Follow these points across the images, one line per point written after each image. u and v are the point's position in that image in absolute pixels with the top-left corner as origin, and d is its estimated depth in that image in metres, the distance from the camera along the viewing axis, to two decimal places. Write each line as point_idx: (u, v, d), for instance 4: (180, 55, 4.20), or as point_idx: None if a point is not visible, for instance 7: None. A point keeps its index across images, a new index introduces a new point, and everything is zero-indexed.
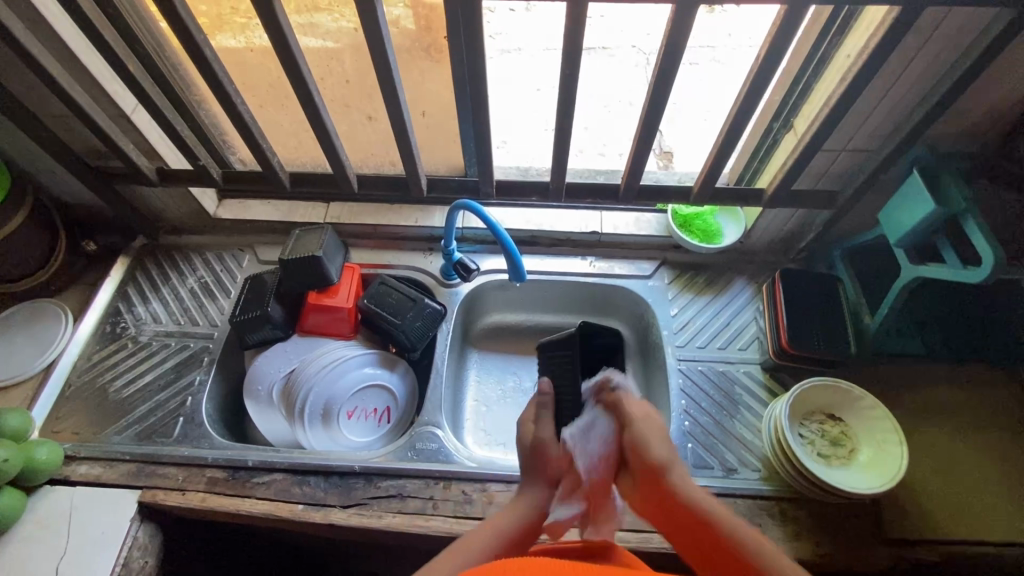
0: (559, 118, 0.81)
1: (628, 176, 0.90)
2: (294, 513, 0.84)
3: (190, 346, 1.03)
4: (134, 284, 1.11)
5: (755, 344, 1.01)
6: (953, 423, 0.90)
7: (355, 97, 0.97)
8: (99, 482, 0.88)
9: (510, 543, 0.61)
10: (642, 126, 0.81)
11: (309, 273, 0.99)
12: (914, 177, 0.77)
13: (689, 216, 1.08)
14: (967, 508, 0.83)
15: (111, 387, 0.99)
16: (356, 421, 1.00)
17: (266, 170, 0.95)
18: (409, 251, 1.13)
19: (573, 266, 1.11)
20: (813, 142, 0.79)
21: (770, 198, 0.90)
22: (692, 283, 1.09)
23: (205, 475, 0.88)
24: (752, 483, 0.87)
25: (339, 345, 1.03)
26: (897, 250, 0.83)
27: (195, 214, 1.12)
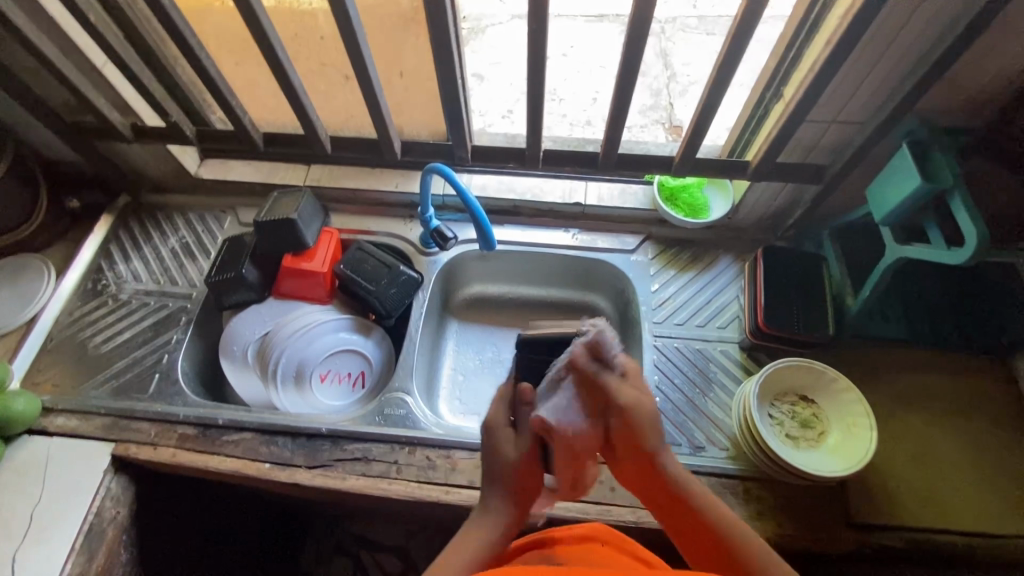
0: (531, 79, 0.77)
1: (607, 144, 0.87)
2: (260, 472, 0.86)
3: (169, 306, 1.04)
4: (116, 242, 1.11)
5: (734, 323, 0.99)
6: (933, 410, 0.87)
7: (331, 56, 0.94)
8: (75, 434, 0.90)
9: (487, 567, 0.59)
10: (617, 91, 0.77)
11: (284, 236, 0.98)
12: (903, 152, 0.73)
13: (675, 189, 1.05)
14: (937, 497, 0.81)
15: (90, 343, 1.00)
16: (330, 385, 1.01)
17: (238, 129, 0.94)
18: (390, 217, 1.11)
19: (555, 237, 1.08)
20: (796, 112, 0.75)
21: (754, 171, 0.86)
22: (676, 259, 1.06)
23: (176, 431, 0.90)
24: (718, 462, 0.86)
25: (314, 309, 1.02)
26: (883, 228, 0.79)
27: (175, 173, 1.11)
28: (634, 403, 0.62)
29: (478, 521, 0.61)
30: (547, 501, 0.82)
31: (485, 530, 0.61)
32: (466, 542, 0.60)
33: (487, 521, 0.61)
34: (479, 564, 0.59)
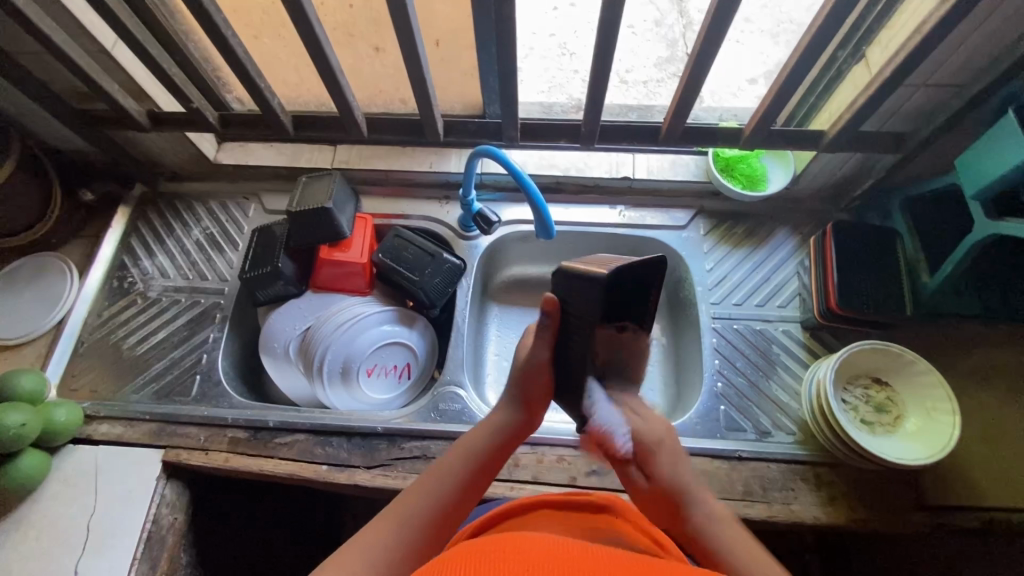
0: (597, 48, 0.70)
1: (673, 116, 0.80)
2: (318, 474, 0.83)
3: (201, 302, 0.99)
4: (137, 235, 1.06)
5: (796, 301, 0.95)
6: (1007, 386, 0.85)
7: (360, 26, 0.85)
8: (121, 441, 0.87)
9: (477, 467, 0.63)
10: (692, 60, 0.70)
11: (320, 226, 0.92)
12: (1006, 120, 0.67)
13: (731, 159, 0.98)
14: (1016, 480, 0.79)
15: (124, 345, 0.96)
16: (376, 378, 0.97)
17: (265, 112, 0.87)
18: (424, 199, 1.05)
19: (602, 216, 1.03)
20: (890, 79, 0.69)
21: (830, 142, 0.80)
22: (730, 234, 1.01)
23: (227, 435, 0.87)
24: (787, 448, 0.83)
25: (354, 301, 0.98)
26: (973, 203, 0.74)
27: (194, 158, 1.04)
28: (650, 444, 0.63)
29: (475, 445, 0.65)
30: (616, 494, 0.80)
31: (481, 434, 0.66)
32: (439, 468, 0.62)
33: (477, 448, 0.64)
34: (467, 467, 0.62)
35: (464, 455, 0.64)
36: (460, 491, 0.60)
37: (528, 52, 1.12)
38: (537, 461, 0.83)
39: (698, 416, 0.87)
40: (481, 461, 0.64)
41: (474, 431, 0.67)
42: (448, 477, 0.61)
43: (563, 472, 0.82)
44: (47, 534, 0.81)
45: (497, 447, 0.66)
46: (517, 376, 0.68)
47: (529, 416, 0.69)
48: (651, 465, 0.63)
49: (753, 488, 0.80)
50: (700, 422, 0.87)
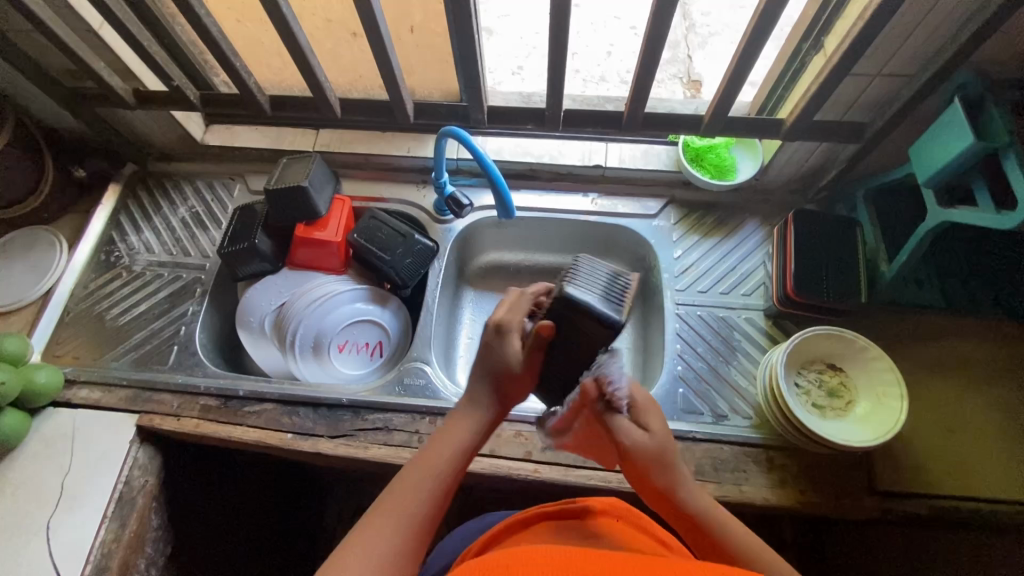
0: (553, 29, 0.73)
1: (633, 102, 0.83)
2: (283, 442, 0.86)
3: (183, 277, 1.03)
4: (126, 212, 1.10)
5: (760, 290, 0.96)
6: (968, 377, 0.85)
7: (337, 11, 0.88)
8: (99, 406, 0.91)
9: (461, 461, 0.61)
10: (646, 43, 0.73)
11: (296, 204, 0.95)
12: (954, 107, 0.68)
13: (701, 149, 0.99)
14: (967, 467, 0.79)
15: (107, 315, 1.00)
16: (347, 355, 1.00)
17: (244, 92, 0.90)
18: (402, 183, 1.08)
19: (574, 203, 1.05)
20: (840, 65, 0.70)
21: (789, 131, 0.82)
22: (700, 223, 1.02)
23: (199, 402, 0.90)
24: (742, 431, 0.85)
25: (329, 279, 1.01)
26: (926, 191, 0.75)
27: (182, 139, 1.08)
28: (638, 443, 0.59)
29: (454, 443, 0.62)
30: (569, 471, 0.82)
31: (466, 425, 0.63)
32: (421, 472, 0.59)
33: (460, 440, 0.62)
34: (453, 468, 0.60)
35: (451, 448, 0.61)
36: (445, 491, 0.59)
37: (531, 49, 1.14)
38: (495, 436, 0.85)
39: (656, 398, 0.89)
40: (461, 463, 0.61)
41: (448, 427, 0.63)
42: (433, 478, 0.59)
43: (520, 447, 0.84)
44: (23, 491, 0.84)
45: (472, 445, 0.63)
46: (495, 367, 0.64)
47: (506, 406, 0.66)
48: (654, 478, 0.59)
49: (705, 469, 0.82)
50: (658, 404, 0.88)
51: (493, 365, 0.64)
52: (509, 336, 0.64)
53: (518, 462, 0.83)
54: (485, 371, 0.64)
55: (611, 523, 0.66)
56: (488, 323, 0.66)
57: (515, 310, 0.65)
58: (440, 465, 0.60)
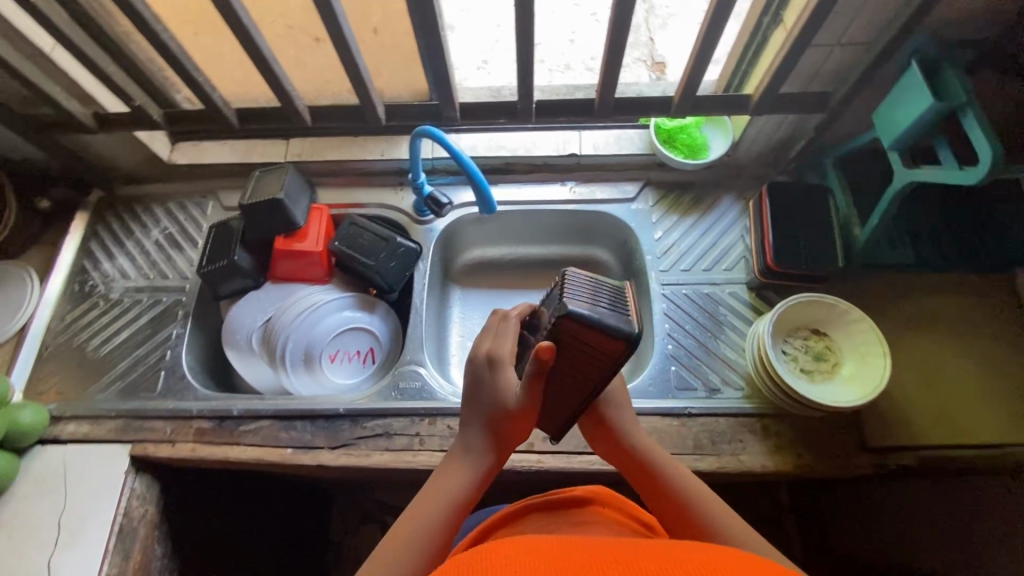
0: (519, 19, 0.73)
1: (603, 89, 0.84)
2: (283, 457, 0.85)
3: (163, 301, 1.01)
4: (97, 239, 1.07)
5: (741, 264, 0.98)
6: (945, 330, 0.88)
7: (298, 16, 0.86)
8: (88, 439, 0.89)
9: (458, 509, 0.61)
10: (611, 29, 0.74)
11: (272, 218, 0.94)
12: (911, 70, 0.71)
13: (672, 130, 1.01)
14: (952, 415, 0.83)
15: (88, 347, 0.98)
16: (339, 364, 0.99)
17: (209, 106, 0.89)
18: (379, 187, 1.07)
19: (553, 193, 1.06)
20: (801, 37, 0.72)
21: (756, 105, 0.84)
22: (677, 203, 1.04)
23: (192, 426, 0.89)
24: (734, 402, 0.87)
25: (314, 290, 1.00)
26: (891, 154, 0.78)
27: (147, 159, 1.06)
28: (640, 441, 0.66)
29: (451, 489, 0.62)
30: (572, 456, 0.83)
31: (455, 477, 0.63)
32: (407, 525, 0.59)
33: (454, 487, 0.62)
34: (444, 515, 0.60)
35: (447, 493, 0.62)
36: (441, 538, 0.59)
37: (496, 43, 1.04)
38: None
39: (649, 378, 0.90)
40: (458, 509, 0.61)
41: (447, 473, 0.64)
42: (433, 513, 0.60)
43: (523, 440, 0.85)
44: (17, 534, 0.82)
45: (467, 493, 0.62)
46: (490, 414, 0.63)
47: (500, 454, 0.65)
48: (643, 457, 0.65)
49: (703, 442, 0.84)
50: (652, 384, 0.90)
51: (488, 407, 0.63)
52: (502, 372, 0.62)
53: (520, 454, 0.84)
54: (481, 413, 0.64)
55: (600, 511, 0.67)
56: (478, 356, 0.65)
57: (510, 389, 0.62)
58: (434, 514, 0.60)
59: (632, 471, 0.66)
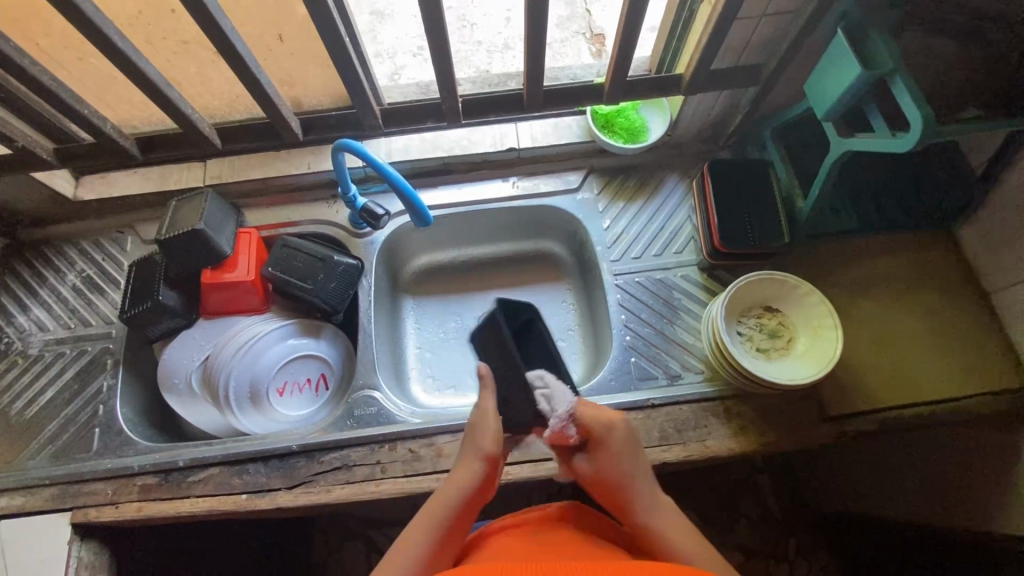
0: (428, 20, 0.68)
1: (531, 82, 0.80)
2: (238, 504, 0.81)
3: (88, 351, 0.93)
4: (6, 291, 0.98)
5: (691, 245, 0.96)
6: (893, 292, 0.89)
7: (189, 30, 0.78)
8: (23, 512, 0.83)
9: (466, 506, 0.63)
10: (530, 21, 0.70)
11: (195, 250, 0.87)
12: (838, 38, 0.69)
13: (610, 114, 0.98)
14: (906, 375, 0.84)
15: (11, 411, 0.90)
16: (290, 397, 0.94)
17: (105, 139, 0.81)
18: (310, 202, 1.01)
19: (495, 191, 1.02)
20: (724, 14, 0.69)
21: (690, 85, 0.81)
22: (622, 189, 1.01)
23: (136, 484, 0.83)
24: (696, 387, 0.86)
25: (251, 321, 0.93)
26: (827, 124, 0.76)
27: (49, 200, 0.97)
28: (621, 469, 0.65)
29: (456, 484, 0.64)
30: (540, 464, 0.82)
31: (462, 476, 0.64)
32: (433, 509, 0.61)
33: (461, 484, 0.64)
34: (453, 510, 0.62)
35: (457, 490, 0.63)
36: (455, 532, 0.61)
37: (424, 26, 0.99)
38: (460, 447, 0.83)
39: (610, 372, 0.89)
40: (465, 507, 0.62)
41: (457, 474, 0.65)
42: (447, 507, 0.62)
43: None
44: None
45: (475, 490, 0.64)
46: (480, 423, 0.68)
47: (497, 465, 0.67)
48: (625, 491, 0.64)
49: (669, 433, 0.83)
50: (612, 378, 0.88)
51: (486, 421, 0.68)
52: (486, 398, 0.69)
53: None
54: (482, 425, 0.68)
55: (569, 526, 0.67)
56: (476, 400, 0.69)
57: (488, 432, 0.67)
58: (448, 507, 0.61)
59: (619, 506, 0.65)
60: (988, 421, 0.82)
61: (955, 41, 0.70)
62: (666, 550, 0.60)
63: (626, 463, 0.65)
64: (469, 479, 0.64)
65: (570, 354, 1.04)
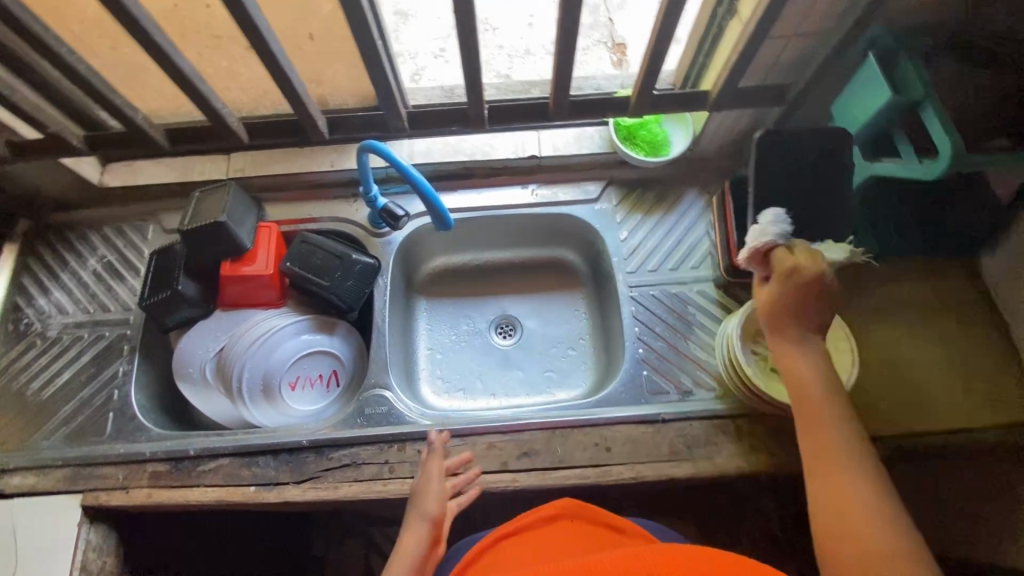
0: (460, 25, 0.69)
1: (557, 92, 0.81)
2: (246, 495, 0.82)
3: (106, 336, 0.95)
4: (28, 273, 1.00)
5: (708, 260, 0.96)
6: (910, 318, 0.89)
7: (223, 25, 0.79)
8: (35, 491, 0.84)
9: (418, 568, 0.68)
10: (561, 33, 0.70)
11: (216, 242, 0.88)
12: (870, 61, 0.69)
13: (632, 127, 0.98)
14: (921, 403, 0.83)
15: (27, 391, 0.92)
16: (301, 391, 0.95)
17: (135, 128, 0.82)
18: (331, 200, 1.02)
19: (514, 197, 1.02)
20: (755, 34, 0.69)
21: (716, 101, 0.81)
22: (641, 201, 1.01)
23: (147, 470, 0.84)
24: (707, 404, 0.86)
25: (267, 314, 0.94)
26: (853, 146, 0.76)
27: (76, 185, 0.98)
28: (786, 302, 0.65)
29: (407, 546, 0.70)
30: (547, 473, 0.82)
31: (413, 539, 0.70)
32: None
33: (412, 548, 0.69)
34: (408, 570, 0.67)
35: (410, 552, 0.69)
36: None
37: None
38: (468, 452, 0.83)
39: (621, 384, 0.89)
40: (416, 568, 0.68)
41: (405, 539, 0.71)
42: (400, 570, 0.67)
43: (495, 459, 0.83)
44: None
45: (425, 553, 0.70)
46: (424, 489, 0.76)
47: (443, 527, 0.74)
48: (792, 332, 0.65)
49: (678, 448, 0.83)
50: (623, 391, 0.88)
51: (429, 487, 0.75)
52: (431, 469, 0.77)
53: (494, 475, 0.82)
54: (427, 490, 0.75)
55: (567, 527, 0.72)
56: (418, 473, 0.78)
57: (431, 494, 0.74)
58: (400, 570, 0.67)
59: (790, 334, 0.65)
60: (1002, 454, 0.81)
61: (988, 70, 0.69)
62: (822, 421, 0.62)
63: (791, 303, 0.64)
64: (420, 541, 0.70)
65: (581, 363, 1.04)
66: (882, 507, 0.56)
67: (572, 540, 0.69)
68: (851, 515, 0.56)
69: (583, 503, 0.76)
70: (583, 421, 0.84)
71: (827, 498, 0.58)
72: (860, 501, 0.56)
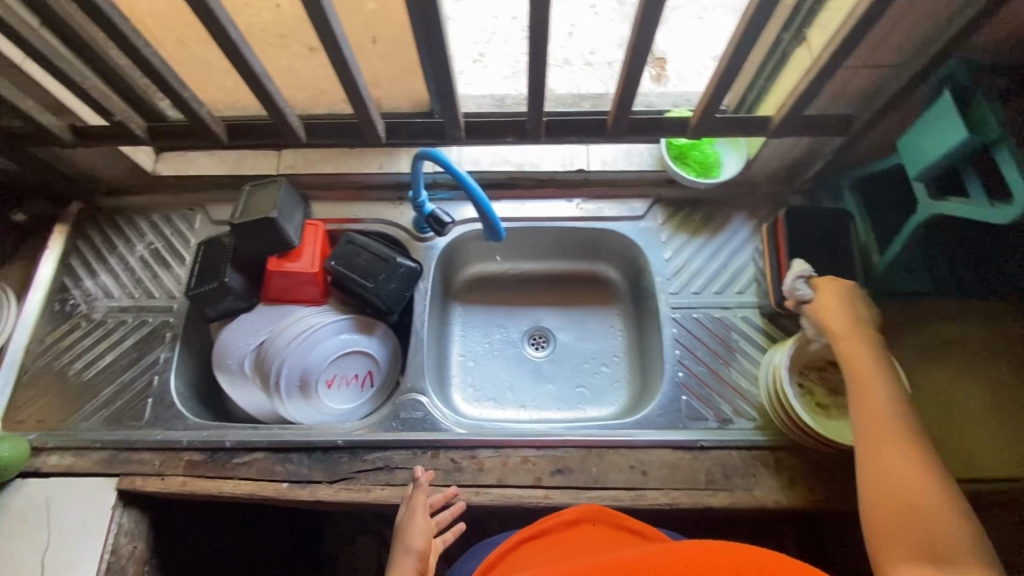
0: (531, 39, 0.69)
1: (618, 110, 0.80)
2: (278, 492, 0.82)
3: (149, 322, 0.96)
4: (77, 255, 1.01)
5: (753, 287, 0.95)
6: (960, 361, 0.87)
7: (290, 25, 0.80)
8: (72, 472, 0.85)
9: None
10: (631, 52, 0.70)
11: (266, 237, 0.89)
12: (945, 98, 0.67)
13: (685, 147, 0.97)
14: (968, 448, 0.80)
15: (70, 371, 0.93)
16: (337, 390, 0.95)
17: (196, 121, 0.83)
18: (376, 202, 1.02)
19: (559, 210, 1.02)
20: (828, 63, 0.68)
21: (777, 128, 0.80)
22: (687, 222, 1.00)
23: (182, 459, 0.85)
24: (747, 434, 0.84)
25: (310, 312, 0.95)
26: (917, 183, 0.75)
27: (130, 172, 1.00)
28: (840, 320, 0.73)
29: None
30: (581, 492, 0.81)
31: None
32: None
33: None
34: None
35: None
36: None
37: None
38: (502, 464, 0.82)
39: (659, 407, 0.88)
40: None
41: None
42: None
43: (528, 474, 0.82)
44: None
45: None
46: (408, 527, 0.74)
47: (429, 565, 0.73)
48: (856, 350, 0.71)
49: (716, 477, 0.81)
50: (661, 414, 0.87)
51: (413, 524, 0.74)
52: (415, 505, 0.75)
53: (527, 490, 0.81)
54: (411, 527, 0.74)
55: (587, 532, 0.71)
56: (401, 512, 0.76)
57: (416, 531, 0.73)
58: None
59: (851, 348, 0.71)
60: None
61: None
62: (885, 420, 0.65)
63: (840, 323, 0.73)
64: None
65: (615, 382, 1.03)
66: (947, 500, 0.58)
67: (592, 543, 0.68)
68: (908, 490, 0.59)
69: (599, 508, 0.75)
70: (620, 442, 0.83)
71: (885, 477, 0.61)
72: (925, 493, 0.59)
